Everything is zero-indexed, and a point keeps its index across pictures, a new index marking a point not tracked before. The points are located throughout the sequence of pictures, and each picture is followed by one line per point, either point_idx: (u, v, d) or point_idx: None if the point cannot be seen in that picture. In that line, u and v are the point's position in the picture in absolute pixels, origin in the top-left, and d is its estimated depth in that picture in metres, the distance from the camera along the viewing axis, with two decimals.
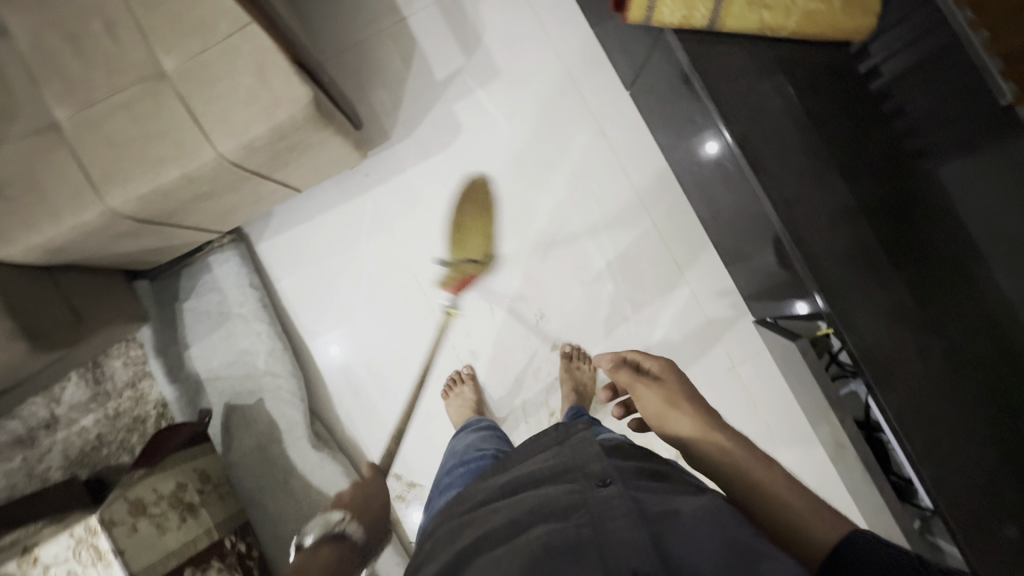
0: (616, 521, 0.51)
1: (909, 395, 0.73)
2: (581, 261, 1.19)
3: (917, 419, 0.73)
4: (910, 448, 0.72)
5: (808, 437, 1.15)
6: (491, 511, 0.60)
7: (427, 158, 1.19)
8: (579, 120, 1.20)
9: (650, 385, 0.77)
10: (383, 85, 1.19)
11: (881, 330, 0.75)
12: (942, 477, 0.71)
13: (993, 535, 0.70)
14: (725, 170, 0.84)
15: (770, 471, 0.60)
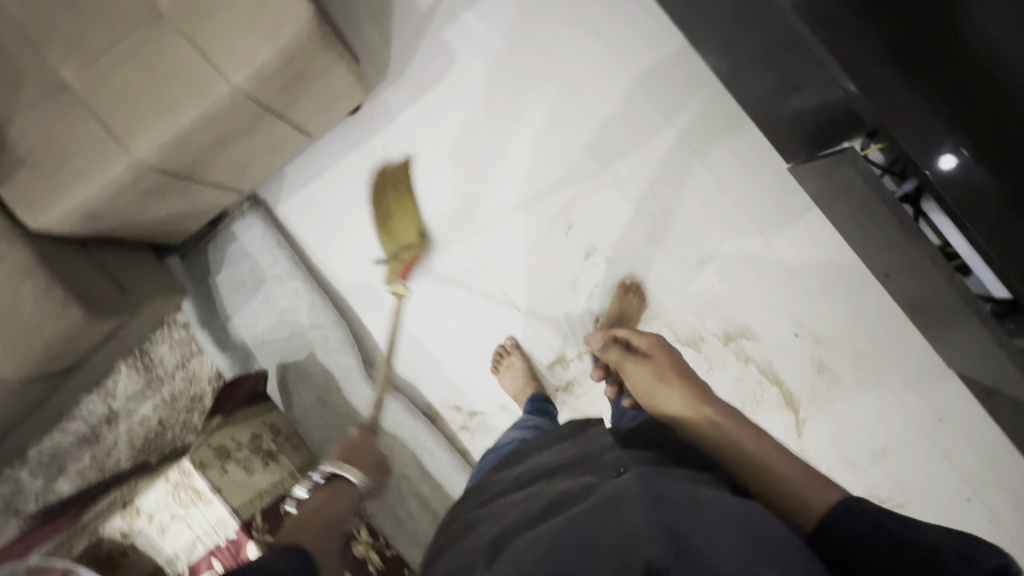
0: (629, 506, 0.50)
1: (984, 213, 0.80)
2: (601, 166, 1.15)
3: (998, 233, 0.79)
4: (972, 232, 0.80)
5: (856, 295, 1.13)
6: (510, 504, 0.62)
7: (427, 92, 1.18)
8: (570, 24, 1.15)
9: (640, 364, 0.81)
10: (372, 24, 1.17)
11: (924, 127, 0.80)
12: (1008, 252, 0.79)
13: None
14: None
15: (761, 445, 0.63)
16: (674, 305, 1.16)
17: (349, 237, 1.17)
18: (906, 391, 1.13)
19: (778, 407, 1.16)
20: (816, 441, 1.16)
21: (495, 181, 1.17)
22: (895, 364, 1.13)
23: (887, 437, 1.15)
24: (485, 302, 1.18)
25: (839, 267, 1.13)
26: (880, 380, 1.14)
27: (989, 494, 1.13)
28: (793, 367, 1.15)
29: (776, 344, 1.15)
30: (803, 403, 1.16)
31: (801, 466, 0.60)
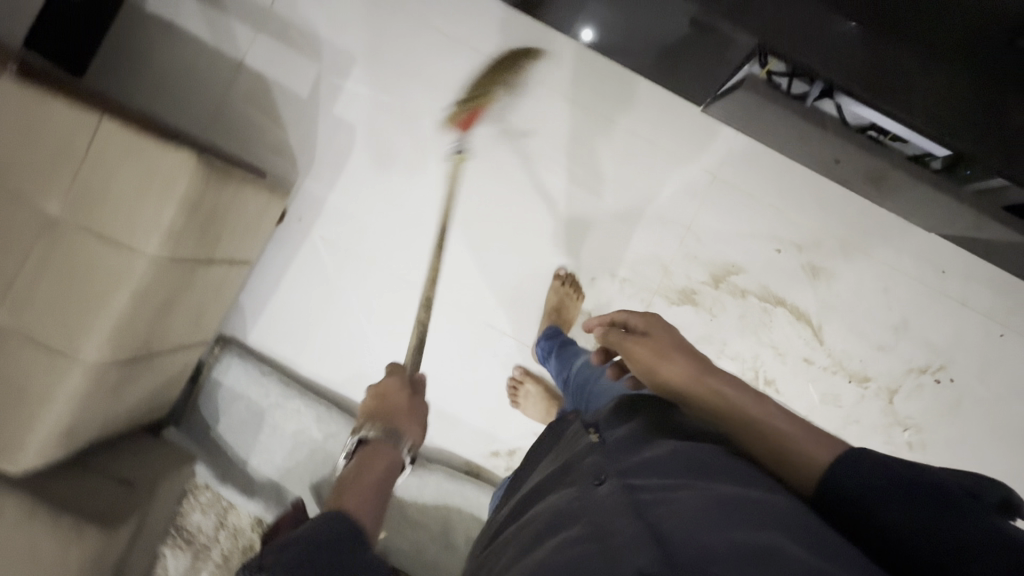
0: (616, 522, 0.49)
1: (903, 87, 0.77)
2: (532, 171, 1.15)
3: (921, 101, 0.77)
4: (896, 110, 0.78)
5: (821, 192, 1.13)
6: (504, 541, 0.57)
7: (344, 170, 1.17)
8: (447, 52, 1.14)
9: (639, 343, 0.68)
10: (265, 129, 1.17)
11: (814, 32, 0.77)
12: (935, 115, 0.77)
13: (1006, 126, 0.77)
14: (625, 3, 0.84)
15: (766, 408, 0.59)
16: (653, 271, 1.16)
17: (325, 336, 1.18)
18: (902, 259, 1.13)
19: (790, 323, 1.16)
20: (838, 340, 1.16)
21: (437, 229, 1.17)
22: (881, 238, 1.13)
23: (902, 310, 1.15)
24: (479, 342, 1.17)
25: (794, 174, 1.12)
26: (874, 259, 1.14)
27: (1017, 321, 1.14)
28: (788, 281, 1.15)
29: (764, 267, 1.15)
30: (811, 310, 1.16)
31: (801, 420, 0.57)
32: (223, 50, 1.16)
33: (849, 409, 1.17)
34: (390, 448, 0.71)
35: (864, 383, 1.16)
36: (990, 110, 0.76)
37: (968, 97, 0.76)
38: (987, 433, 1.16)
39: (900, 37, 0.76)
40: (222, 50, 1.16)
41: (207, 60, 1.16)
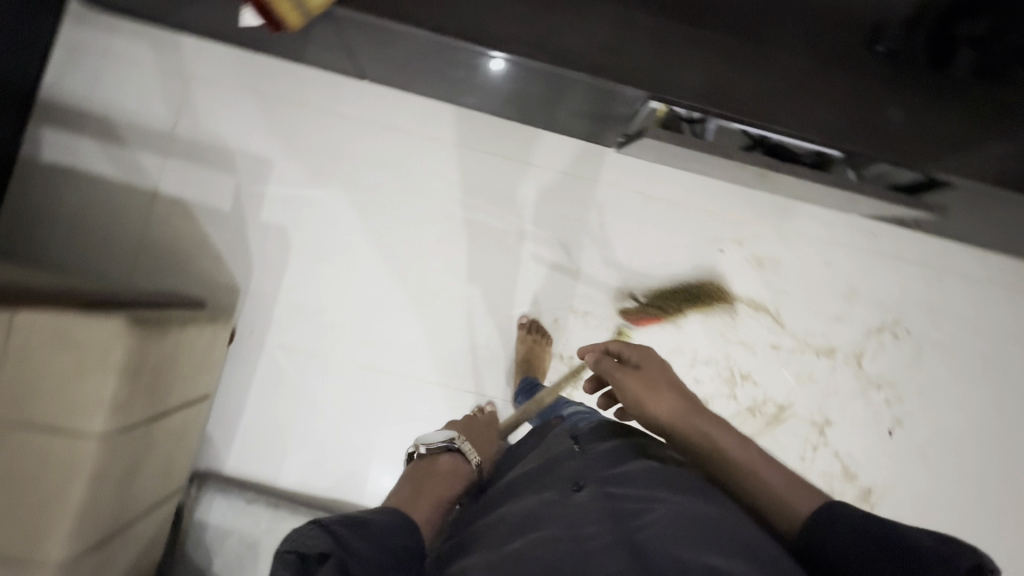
0: (592, 524, 0.53)
1: (788, 107, 0.78)
2: (470, 233, 1.16)
3: (807, 117, 0.78)
4: (788, 129, 0.78)
5: (742, 188, 1.19)
6: (480, 529, 0.59)
7: (284, 274, 1.15)
8: (362, 138, 1.15)
9: (629, 375, 0.73)
10: (194, 251, 1.13)
11: (693, 71, 0.78)
12: (823, 127, 0.78)
13: (889, 123, 0.79)
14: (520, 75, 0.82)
15: (749, 453, 0.62)
16: (612, 298, 1.18)
17: (302, 443, 1.14)
18: (833, 233, 1.20)
19: (751, 316, 1.20)
20: (798, 321, 1.20)
21: (391, 310, 1.16)
22: (809, 217, 1.20)
23: (846, 279, 1.21)
24: (461, 411, 1.16)
25: (714, 178, 1.18)
26: (808, 238, 1.20)
27: (948, 264, 1.22)
28: (738, 277, 1.19)
29: (712, 269, 1.19)
30: (766, 299, 1.20)
31: (786, 470, 0.60)
32: (132, 183, 1.13)
33: (826, 383, 1.20)
34: (467, 462, 0.71)
35: (833, 354, 1.20)
36: (881, 112, 0.79)
37: (858, 104, 0.79)
38: (951, 374, 1.22)
39: (770, 63, 0.78)
40: (131, 183, 1.13)
41: (117, 196, 1.13)
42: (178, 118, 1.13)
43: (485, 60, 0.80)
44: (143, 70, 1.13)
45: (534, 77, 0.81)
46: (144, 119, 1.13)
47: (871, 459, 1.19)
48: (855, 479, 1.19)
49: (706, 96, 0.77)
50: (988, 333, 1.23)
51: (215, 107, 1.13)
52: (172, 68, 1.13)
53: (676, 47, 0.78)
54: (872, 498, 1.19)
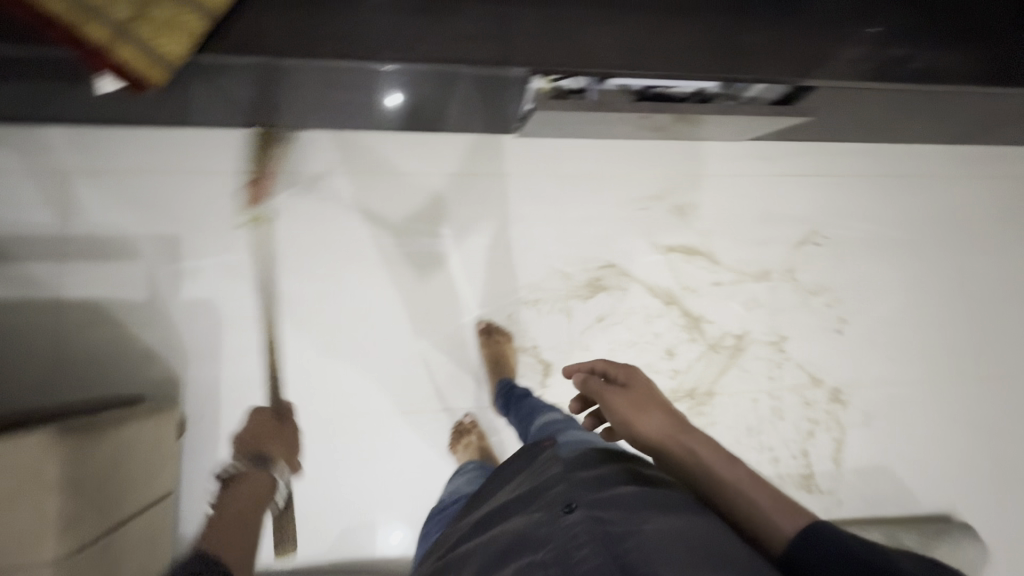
0: (580, 549, 0.52)
1: (654, 53, 0.84)
2: (403, 255, 1.16)
3: (673, 57, 0.84)
4: (659, 71, 0.84)
5: (645, 148, 1.25)
6: (471, 553, 0.64)
7: (221, 348, 1.09)
8: (266, 190, 1.13)
9: (618, 393, 0.76)
10: (117, 350, 1.06)
11: (561, 39, 0.83)
12: (688, 64, 0.85)
13: (745, 47, 0.86)
14: (404, 83, 0.86)
15: (735, 471, 0.61)
16: (557, 280, 1.21)
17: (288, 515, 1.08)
18: (735, 167, 1.29)
19: (688, 262, 1.26)
20: (730, 254, 1.27)
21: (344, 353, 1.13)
22: (711, 158, 1.28)
23: (759, 205, 1.29)
24: (442, 432, 1.14)
25: (617, 144, 1.24)
26: (715, 177, 1.28)
27: (840, 169, 1.33)
28: (665, 229, 1.25)
29: (640, 228, 1.25)
30: (697, 243, 1.27)
31: (774, 488, 0.59)
32: (30, 297, 1.04)
33: (771, 304, 1.27)
34: None
35: (769, 276, 1.28)
36: (735, 38, 0.86)
37: (715, 35, 0.85)
38: (874, 264, 1.33)
39: (627, 17, 0.84)
40: (29, 298, 1.04)
41: (16, 315, 1.04)
42: (66, 218, 1.07)
43: (366, 74, 0.82)
44: (15, 178, 1.06)
45: (419, 79, 0.85)
46: (29, 228, 1.06)
47: (830, 361, 1.27)
48: (822, 382, 1.26)
49: (579, 62, 0.83)
50: (891, 219, 1.35)
51: (103, 198, 1.08)
52: (48, 168, 1.07)
53: (540, 21, 0.82)
54: (842, 396, 1.26)
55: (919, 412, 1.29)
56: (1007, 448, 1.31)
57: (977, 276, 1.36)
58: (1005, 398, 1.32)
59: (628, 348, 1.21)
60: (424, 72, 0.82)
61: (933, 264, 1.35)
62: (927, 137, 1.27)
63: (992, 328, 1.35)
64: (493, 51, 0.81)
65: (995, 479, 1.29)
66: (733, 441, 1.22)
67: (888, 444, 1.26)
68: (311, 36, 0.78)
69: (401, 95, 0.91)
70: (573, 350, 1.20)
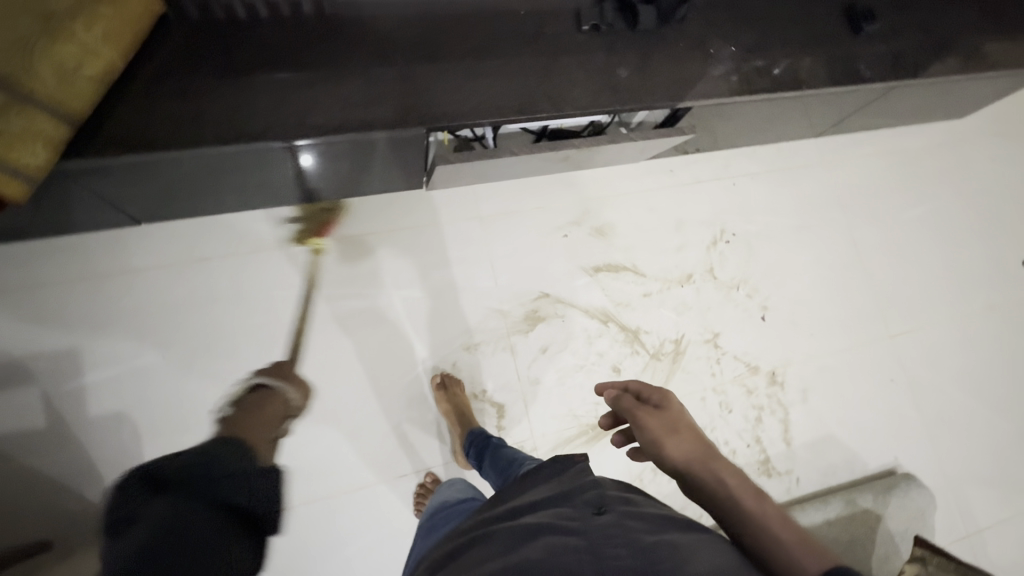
0: (617, 548, 0.57)
1: (542, 95, 0.89)
2: (332, 323, 1.12)
3: (560, 97, 0.89)
4: (549, 112, 0.88)
5: (556, 177, 1.30)
6: (487, 533, 0.64)
7: (143, 461, 0.99)
8: (171, 283, 1.06)
9: (652, 412, 0.80)
10: (17, 491, 0.94)
11: (451, 94, 0.85)
12: (575, 100, 0.90)
13: (623, 79, 0.93)
14: (301, 155, 0.84)
15: (765, 511, 0.67)
16: (496, 319, 1.21)
17: None
18: (641, 183, 1.37)
19: (615, 278, 1.30)
20: (653, 264, 1.33)
21: (283, 438, 1.06)
22: (618, 178, 1.35)
23: (670, 214, 1.38)
24: (404, 499, 1.09)
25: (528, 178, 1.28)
26: (625, 195, 1.35)
27: (733, 169, 1.45)
28: (589, 251, 1.30)
29: (566, 254, 1.28)
30: (621, 259, 1.32)
31: (801, 531, 0.65)
32: None
33: (699, 304, 1.34)
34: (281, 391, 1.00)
35: (692, 278, 1.35)
36: (609, 73, 0.92)
37: (591, 73, 0.91)
38: (780, 250, 1.44)
39: (511, 66, 0.88)
40: None
41: None
42: None
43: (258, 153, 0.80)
44: None
45: (311, 149, 0.83)
46: None
47: (762, 346, 1.35)
48: (759, 369, 1.33)
49: (470, 114, 0.85)
50: (786, 207, 1.47)
51: None
52: None
53: (427, 80, 0.85)
54: (779, 378, 1.34)
55: (847, 378, 1.39)
56: (929, 396, 1.43)
57: (868, 246, 1.51)
58: (915, 350, 1.45)
59: (576, 373, 1.22)
60: (319, 144, 0.81)
61: (829, 241, 1.48)
62: (799, 132, 1.41)
63: (890, 289, 1.49)
64: (386, 115, 0.82)
65: (924, 425, 1.40)
66: None
67: (828, 414, 1.35)
68: (185, 129, 0.75)
69: (303, 165, 0.89)
70: (522, 385, 1.19)
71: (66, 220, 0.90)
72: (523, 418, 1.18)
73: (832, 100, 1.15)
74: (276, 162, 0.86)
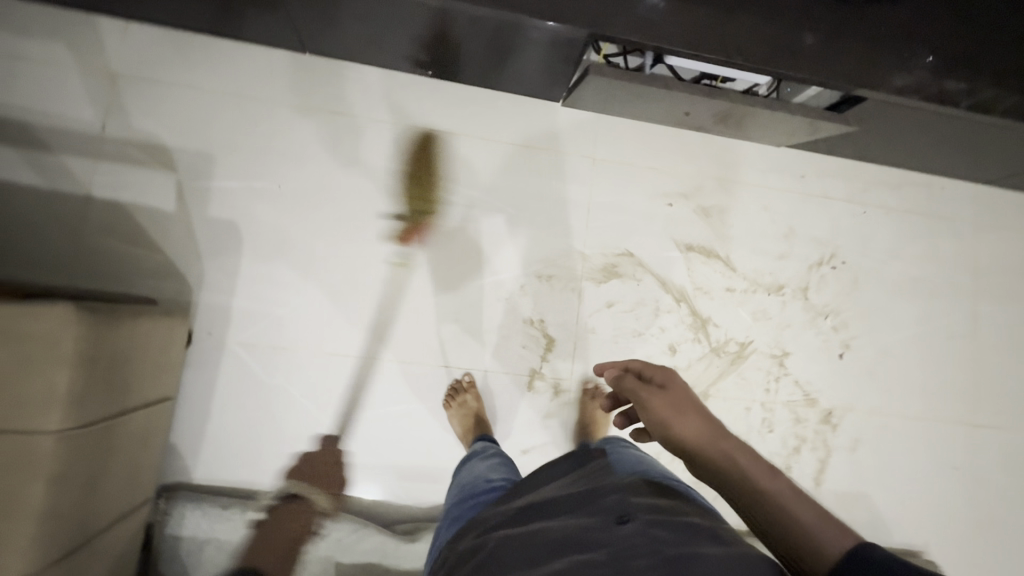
0: (638, 558, 0.61)
1: (718, 35, 0.86)
2: (429, 207, 1.18)
3: (734, 43, 0.87)
4: (718, 56, 0.86)
5: (680, 143, 1.27)
6: (512, 536, 0.72)
7: (239, 268, 1.11)
8: (308, 123, 1.15)
9: (654, 393, 0.85)
10: (137, 255, 1.07)
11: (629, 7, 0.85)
12: (747, 50, 0.87)
13: (803, 45, 0.88)
14: (469, 26, 0.89)
15: (774, 481, 0.67)
16: (574, 259, 1.22)
17: (282, 440, 1.09)
18: (764, 178, 1.30)
19: (704, 263, 1.26)
20: (746, 263, 1.28)
21: (355, 291, 1.14)
22: (742, 165, 1.29)
23: (783, 219, 1.31)
24: (437, 388, 1.16)
25: (653, 134, 1.26)
26: (744, 184, 1.29)
27: (868, 197, 1.34)
28: (688, 227, 1.27)
29: (663, 221, 1.26)
30: (717, 246, 1.27)
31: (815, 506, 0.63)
32: (61, 190, 1.06)
33: (779, 317, 1.28)
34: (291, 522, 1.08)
35: (782, 291, 1.29)
36: (795, 37, 0.88)
37: (783, 28, 0.87)
38: (887, 294, 1.34)
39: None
40: (60, 191, 1.06)
41: (46, 204, 1.06)
42: (106, 119, 1.08)
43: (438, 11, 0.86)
44: (62, 70, 1.07)
45: (484, 24, 0.88)
46: (68, 121, 1.07)
47: (828, 382, 1.28)
48: (816, 403, 1.27)
49: (639, 32, 0.85)
50: (910, 255, 1.36)
51: (148, 104, 1.10)
52: (96, 67, 1.08)
53: None
54: (834, 419, 1.27)
55: (906, 447, 1.29)
56: (991, 499, 1.31)
57: (987, 325, 1.36)
58: (996, 449, 1.32)
59: (632, 337, 1.22)
60: (494, 19, 0.85)
61: (945, 306, 1.35)
62: (954, 170, 1.29)
63: (994, 378, 1.35)
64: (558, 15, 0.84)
65: (972, 525, 1.29)
66: None
67: (870, 472, 1.27)
68: None
69: (468, 36, 0.93)
70: (578, 330, 1.20)
71: (266, 19, 1.01)
72: (567, 360, 1.20)
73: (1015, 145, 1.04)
74: (449, 26, 0.90)
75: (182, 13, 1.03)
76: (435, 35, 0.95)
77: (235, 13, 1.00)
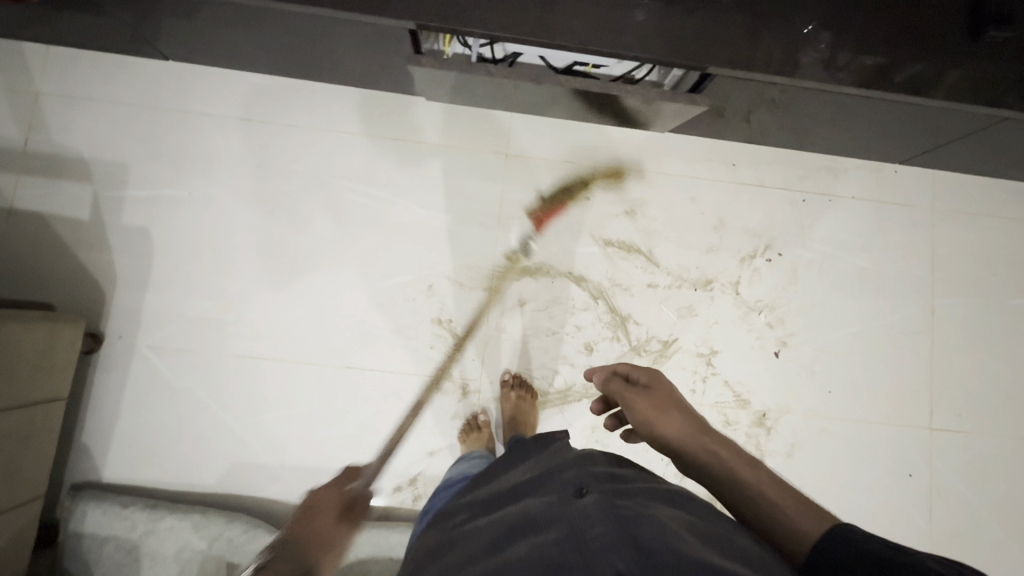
0: (594, 526, 0.54)
1: (563, 23, 0.84)
2: (338, 209, 1.19)
3: (581, 30, 0.84)
4: (566, 42, 0.84)
5: (597, 135, 1.23)
6: (472, 531, 0.63)
7: (151, 273, 1.14)
8: (219, 131, 1.18)
9: (640, 394, 0.80)
10: (55, 262, 1.12)
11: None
12: (593, 36, 0.84)
13: (657, 30, 0.85)
14: (324, 28, 0.89)
15: (757, 474, 0.68)
16: (486, 258, 1.19)
17: (188, 439, 1.11)
18: (690, 168, 1.24)
19: (624, 259, 1.21)
20: (671, 257, 1.22)
21: (263, 293, 1.16)
22: (665, 155, 1.24)
23: (712, 210, 1.24)
24: (344, 388, 1.15)
25: (568, 128, 1.23)
26: (668, 176, 1.24)
27: (810, 184, 1.25)
28: (607, 222, 1.22)
29: (580, 216, 1.22)
30: (637, 240, 1.22)
31: (794, 495, 0.65)
32: None
33: (707, 314, 1.21)
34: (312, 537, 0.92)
35: (710, 286, 1.22)
36: (644, 21, 0.85)
37: None
38: (831, 288, 1.24)
39: None
40: None
41: None
42: (29, 134, 1.14)
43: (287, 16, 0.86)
44: None
45: (338, 25, 0.87)
46: None
47: (762, 382, 1.20)
48: (748, 404, 1.19)
49: (484, 23, 0.83)
50: (860, 245, 1.25)
51: (68, 119, 1.15)
52: (19, 87, 1.15)
53: None
54: (768, 422, 1.19)
55: (852, 451, 1.20)
56: (952, 510, 1.19)
57: (949, 321, 1.25)
58: (958, 454, 1.20)
59: (546, 336, 1.18)
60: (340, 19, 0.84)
61: (899, 300, 1.25)
62: (897, 152, 1.20)
63: (956, 377, 1.23)
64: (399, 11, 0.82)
65: (929, 540, 1.17)
66: (637, 449, 1.18)
67: (809, 479, 1.18)
68: None
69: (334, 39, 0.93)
70: (488, 330, 1.18)
71: (163, 37, 1.05)
72: (477, 361, 1.17)
73: (939, 121, 1.00)
74: (311, 28, 0.90)
75: (86, 33, 1.07)
76: (305, 39, 0.95)
77: (131, 33, 1.04)
